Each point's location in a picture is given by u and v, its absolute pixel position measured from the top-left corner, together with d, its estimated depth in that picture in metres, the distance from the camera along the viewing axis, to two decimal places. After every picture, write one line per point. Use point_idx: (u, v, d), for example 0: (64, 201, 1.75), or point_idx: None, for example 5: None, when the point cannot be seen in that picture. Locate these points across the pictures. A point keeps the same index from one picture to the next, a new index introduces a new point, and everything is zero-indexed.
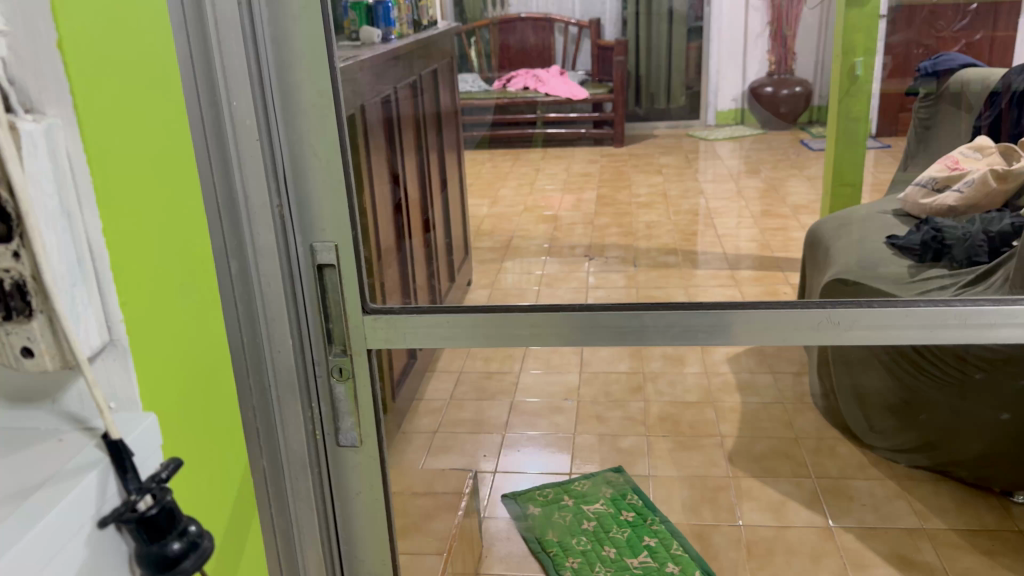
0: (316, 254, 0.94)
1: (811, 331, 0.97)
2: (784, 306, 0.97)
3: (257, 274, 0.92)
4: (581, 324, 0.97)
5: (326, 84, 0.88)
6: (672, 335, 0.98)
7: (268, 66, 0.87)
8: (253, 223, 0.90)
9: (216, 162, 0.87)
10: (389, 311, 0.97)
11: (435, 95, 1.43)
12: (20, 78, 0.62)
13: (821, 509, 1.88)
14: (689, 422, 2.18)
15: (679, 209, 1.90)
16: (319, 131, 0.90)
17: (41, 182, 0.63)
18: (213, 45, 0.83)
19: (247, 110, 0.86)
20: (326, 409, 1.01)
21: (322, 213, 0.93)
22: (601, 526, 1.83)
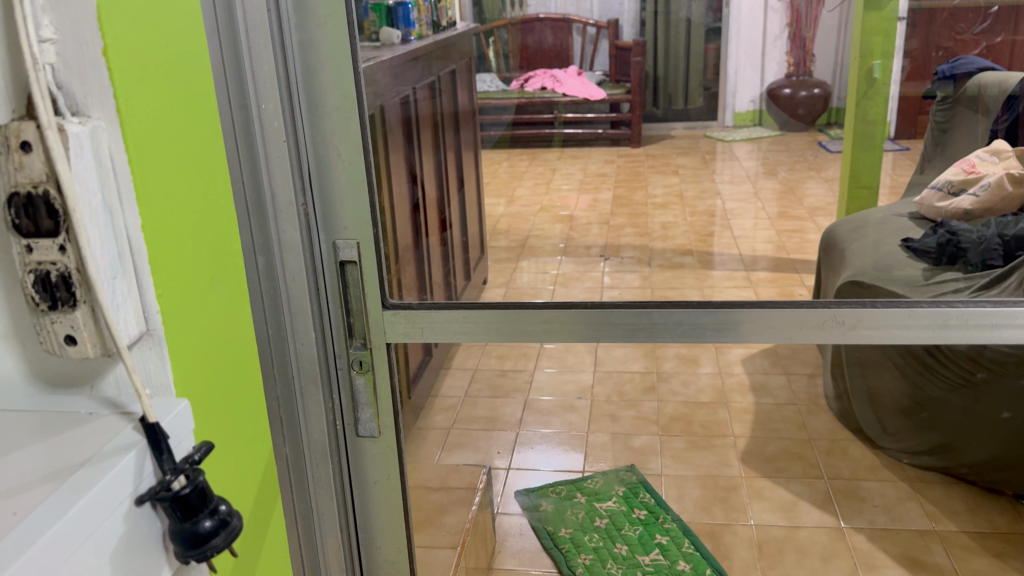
0: (339, 251, 0.98)
1: (821, 331, 1.00)
2: (788, 307, 1.00)
3: (282, 269, 0.96)
4: (592, 318, 1.00)
5: (351, 87, 0.91)
6: (681, 330, 1.00)
7: (295, 69, 0.91)
8: (280, 220, 0.95)
9: (244, 162, 0.91)
10: (408, 306, 1.00)
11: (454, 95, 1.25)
12: (67, 81, 0.65)
13: (831, 509, 1.94)
14: (701, 423, 2.19)
15: (695, 210, 1.33)
16: (343, 134, 0.93)
17: (85, 181, 0.65)
18: (243, 51, 0.88)
19: (275, 114, 0.90)
20: (346, 401, 1.05)
21: (345, 211, 0.96)
22: (613, 523, 1.88)
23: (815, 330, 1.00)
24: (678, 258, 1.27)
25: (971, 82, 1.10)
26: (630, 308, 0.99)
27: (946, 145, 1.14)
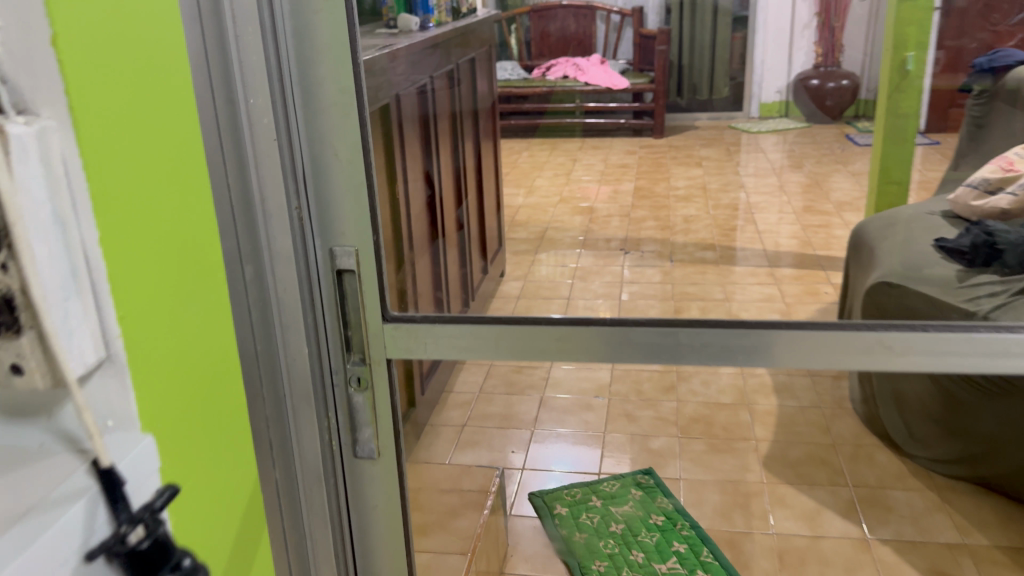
0: (336, 259, 0.92)
1: (861, 356, 0.90)
2: (829, 328, 0.90)
3: (272, 279, 0.90)
4: (612, 338, 0.92)
5: (348, 80, 0.85)
6: (705, 347, 0.92)
7: (289, 62, 0.85)
8: (270, 226, 0.88)
9: (233, 165, 0.84)
10: (410, 320, 0.94)
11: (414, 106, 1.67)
12: (11, 75, 0.58)
13: (857, 519, 1.82)
14: (722, 425, 2.12)
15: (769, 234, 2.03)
16: (341, 132, 0.87)
17: (30, 188, 0.58)
18: (231, 42, 0.81)
19: (265, 109, 0.84)
20: (341, 416, 0.99)
21: (344, 216, 0.90)
22: (630, 529, 1.80)
23: (858, 354, 0.90)
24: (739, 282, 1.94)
25: (1010, 73, 1.18)
26: (653, 325, 0.92)
27: (981, 141, 1.24)
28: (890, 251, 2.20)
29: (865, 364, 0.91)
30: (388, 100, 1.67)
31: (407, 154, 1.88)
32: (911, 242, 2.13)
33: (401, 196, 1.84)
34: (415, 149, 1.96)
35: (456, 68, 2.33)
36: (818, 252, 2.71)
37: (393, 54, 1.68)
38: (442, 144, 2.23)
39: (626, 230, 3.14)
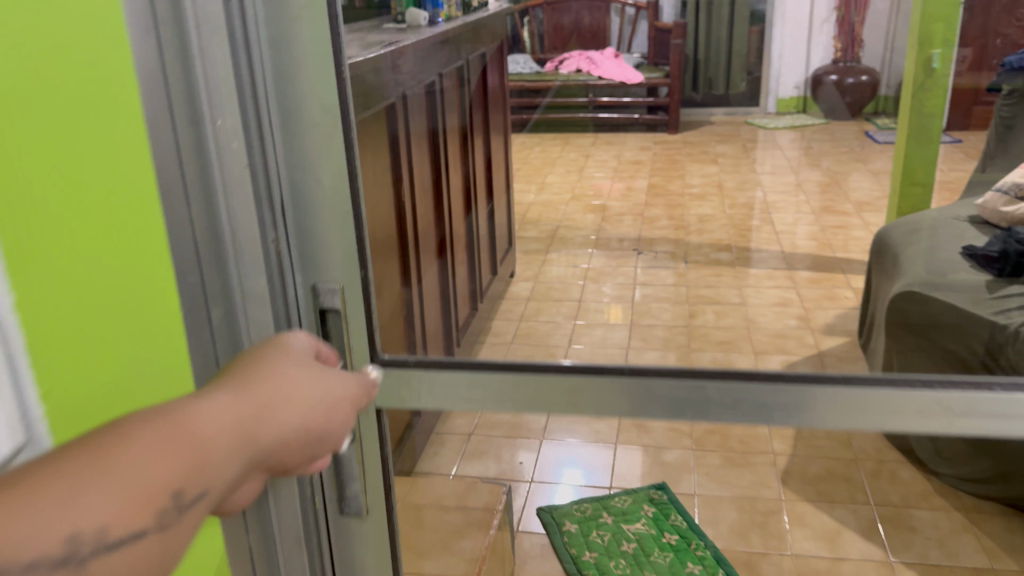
0: (320, 296, 0.74)
1: (925, 420, 0.73)
2: (887, 386, 0.73)
3: (246, 328, 0.70)
4: (636, 393, 0.76)
5: (335, 89, 0.69)
6: (738, 403, 0.75)
7: (260, 57, 0.66)
8: (243, 263, 0.68)
9: (196, 194, 0.64)
10: (404, 365, 0.78)
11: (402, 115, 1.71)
12: None
13: (879, 540, 1.73)
14: (738, 438, 2.04)
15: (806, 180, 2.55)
16: (329, 143, 0.70)
17: None
18: (194, 45, 0.61)
19: (233, 118, 0.64)
20: (327, 477, 0.81)
21: (331, 244, 0.73)
22: (642, 548, 1.74)
23: (919, 417, 0.73)
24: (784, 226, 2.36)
25: None
26: (681, 377, 0.76)
27: None
28: (912, 260, 2.08)
29: (924, 428, 0.74)
30: (394, 100, 1.64)
31: (416, 154, 1.85)
32: (936, 252, 2.02)
33: (409, 199, 1.81)
34: (424, 149, 1.92)
35: (467, 67, 2.30)
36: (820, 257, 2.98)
37: (401, 54, 1.65)
38: (453, 145, 2.19)
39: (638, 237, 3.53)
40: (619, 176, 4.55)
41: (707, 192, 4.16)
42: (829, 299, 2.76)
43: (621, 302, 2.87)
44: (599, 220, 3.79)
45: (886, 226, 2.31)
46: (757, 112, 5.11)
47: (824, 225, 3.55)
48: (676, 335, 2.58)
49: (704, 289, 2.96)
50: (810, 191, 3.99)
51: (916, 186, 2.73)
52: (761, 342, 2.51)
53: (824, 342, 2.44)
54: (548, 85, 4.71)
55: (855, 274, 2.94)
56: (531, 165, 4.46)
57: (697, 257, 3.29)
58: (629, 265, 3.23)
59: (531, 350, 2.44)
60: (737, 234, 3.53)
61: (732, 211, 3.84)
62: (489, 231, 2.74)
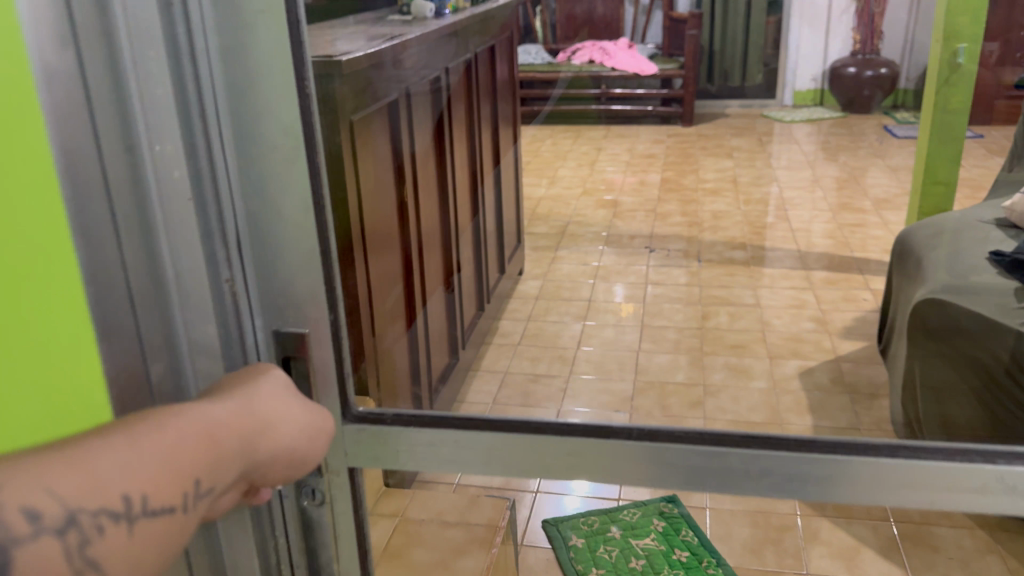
0: (282, 345, 0.67)
1: (979, 497, 0.62)
2: (939, 458, 0.62)
3: (193, 383, 0.63)
4: (646, 459, 0.67)
5: (297, 116, 0.61)
6: (758, 472, 0.66)
7: (210, 85, 0.59)
8: (190, 313, 0.61)
9: (132, 233, 0.57)
10: (380, 421, 0.70)
11: (405, 113, 1.66)
12: None
13: (898, 559, 1.67)
14: None
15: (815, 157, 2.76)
16: (290, 181, 0.62)
17: None
18: (128, 66, 0.54)
19: (175, 156, 0.57)
20: (296, 533, 0.74)
21: (297, 291, 0.65)
22: (651, 566, 1.68)
23: (973, 493, 0.62)
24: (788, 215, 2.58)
25: None
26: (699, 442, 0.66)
27: None
28: (937, 266, 1.96)
29: (981, 507, 0.63)
30: (394, 96, 1.58)
31: (420, 151, 1.78)
32: (959, 253, 1.90)
33: (411, 197, 1.75)
34: (429, 147, 1.86)
35: (475, 60, 2.23)
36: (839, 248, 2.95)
37: (405, 49, 1.60)
38: (459, 140, 2.13)
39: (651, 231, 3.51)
40: (631, 170, 4.45)
41: (722, 187, 4.08)
42: (846, 301, 2.69)
43: (631, 302, 2.80)
44: (610, 216, 3.72)
45: (909, 227, 2.20)
46: (773, 104, 5.08)
47: (842, 223, 3.46)
48: (688, 338, 2.51)
49: (718, 289, 2.88)
50: (827, 187, 3.90)
51: (938, 185, 2.67)
52: (775, 347, 2.43)
53: (841, 347, 2.39)
54: (556, 77, 4.79)
55: (873, 275, 2.86)
56: (542, 158, 4.38)
57: (711, 255, 3.21)
58: (640, 263, 3.16)
59: (538, 351, 2.42)
60: (752, 232, 3.44)
61: (747, 208, 3.76)
62: (497, 229, 2.67)
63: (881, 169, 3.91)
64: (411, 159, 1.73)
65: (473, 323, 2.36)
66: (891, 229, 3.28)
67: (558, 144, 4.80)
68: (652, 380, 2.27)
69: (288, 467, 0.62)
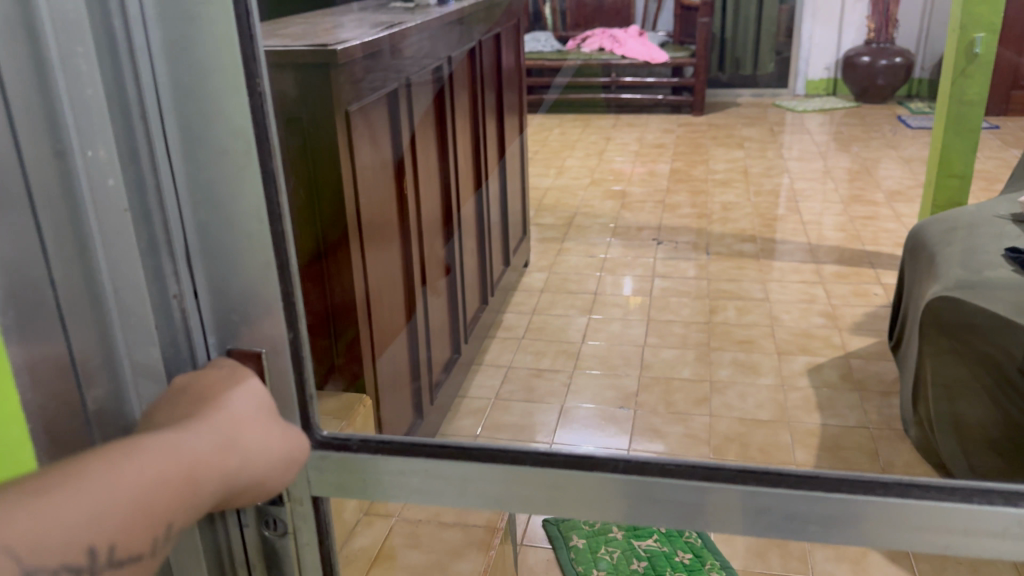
0: (236, 362, 0.64)
1: (996, 540, 0.59)
2: (955, 499, 0.59)
3: (138, 404, 0.60)
4: (631, 493, 0.64)
5: (246, 118, 0.57)
6: (751, 508, 0.62)
7: (147, 89, 0.55)
8: (132, 329, 0.58)
9: (64, 244, 0.53)
10: (345, 446, 0.67)
11: (408, 103, 1.63)
12: None
13: None
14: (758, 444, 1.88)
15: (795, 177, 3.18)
16: (241, 190, 0.59)
17: None
18: (55, 66, 0.50)
19: (111, 166, 0.54)
20: (256, 561, 0.71)
21: (250, 304, 0.62)
22: (653, 567, 1.69)
23: (990, 536, 0.59)
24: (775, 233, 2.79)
25: None
26: (688, 476, 0.63)
27: None
28: (949, 263, 1.88)
29: (998, 551, 0.59)
30: (395, 85, 1.55)
31: (421, 142, 1.75)
32: (978, 246, 1.84)
33: (412, 189, 1.71)
34: (430, 138, 1.82)
35: (480, 49, 2.19)
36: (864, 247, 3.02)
37: (405, 37, 1.57)
38: (462, 131, 2.09)
39: (661, 221, 3.49)
40: (640, 160, 4.40)
41: (732, 178, 4.02)
42: (857, 296, 2.64)
43: (638, 295, 2.76)
44: (618, 207, 3.68)
45: (922, 222, 2.13)
46: (785, 94, 5.31)
47: (853, 216, 3.40)
48: (694, 332, 2.47)
49: (726, 282, 2.83)
50: (838, 178, 3.85)
51: (954, 177, 2.60)
52: (783, 342, 2.39)
53: (850, 344, 2.35)
54: (564, 65, 4.79)
55: (884, 270, 2.82)
56: (550, 148, 4.48)
57: (720, 247, 3.16)
58: (648, 255, 3.12)
59: (542, 345, 2.41)
60: (761, 224, 3.39)
61: (757, 199, 3.71)
62: (502, 222, 2.64)
63: (894, 161, 3.86)
64: (414, 150, 1.70)
65: (476, 317, 2.32)
66: (903, 222, 3.23)
67: (567, 134, 4.78)
68: (657, 375, 2.24)
69: (260, 493, 0.59)
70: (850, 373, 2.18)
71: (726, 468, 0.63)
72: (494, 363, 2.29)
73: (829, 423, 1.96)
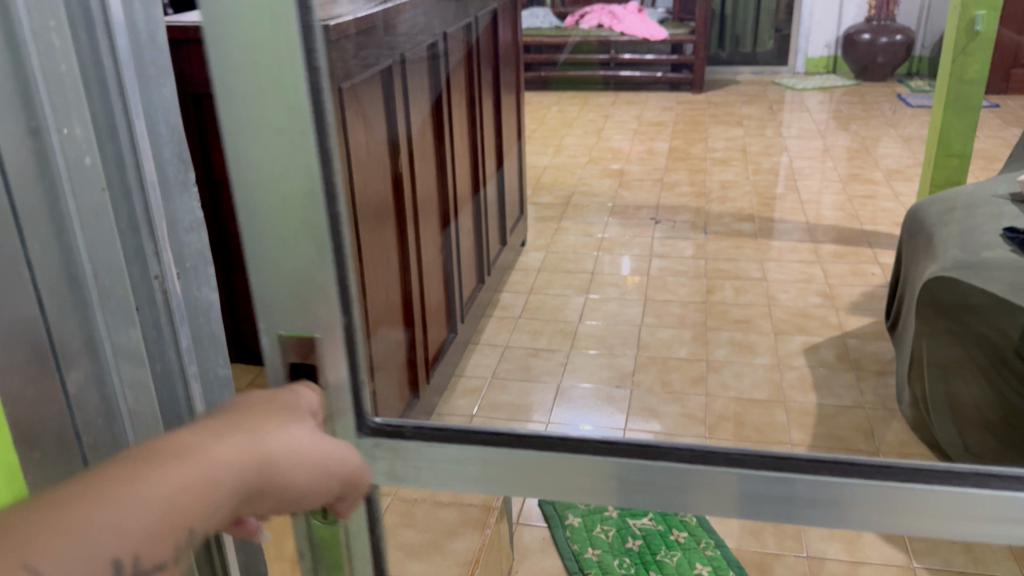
0: (286, 349, 0.63)
1: (1019, 527, 0.59)
2: (967, 484, 0.58)
3: (117, 383, 0.61)
4: (662, 479, 0.63)
5: (302, 94, 0.54)
6: (746, 492, 0.62)
7: (124, 72, 0.55)
8: (111, 309, 0.59)
9: (42, 224, 0.54)
10: (397, 434, 0.66)
11: (403, 81, 1.62)
12: None
13: None
14: (755, 425, 1.87)
15: (763, 168, 3.75)
16: (289, 173, 0.57)
17: None
18: (28, 39, 0.50)
19: (89, 148, 0.55)
20: (302, 550, 0.72)
21: (303, 289, 0.60)
22: (648, 546, 1.66)
23: (1018, 522, 0.59)
24: (746, 224, 3.13)
25: None
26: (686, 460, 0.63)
27: None
28: (946, 243, 1.84)
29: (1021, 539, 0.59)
30: (388, 62, 1.54)
31: (417, 118, 1.74)
32: (976, 224, 1.81)
33: (407, 166, 1.70)
34: (426, 115, 1.81)
35: (477, 24, 2.17)
36: (865, 227, 3.05)
37: (400, 11, 1.55)
38: (458, 108, 2.07)
39: (659, 199, 3.50)
40: (639, 138, 4.39)
41: (731, 156, 4.01)
42: (854, 276, 2.64)
43: (636, 274, 2.75)
44: (616, 185, 3.68)
45: (920, 202, 2.11)
46: (785, 73, 5.32)
47: (852, 195, 3.39)
48: (692, 312, 2.46)
49: (724, 262, 2.82)
50: (837, 157, 3.85)
51: (951, 157, 2.60)
52: (780, 322, 2.38)
53: (847, 323, 2.34)
54: (565, 41, 5.21)
55: (883, 249, 2.82)
56: (548, 126, 4.51)
57: (718, 226, 3.15)
58: (645, 234, 3.11)
59: (539, 324, 2.41)
60: (760, 203, 3.38)
61: (755, 177, 3.70)
62: (499, 200, 2.63)
63: (893, 140, 3.90)
64: (409, 131, 1.70)
65: (473, 296, 2.31)
66: (901, 202, 3.23)
67: (565, 112, 4.79)
68: (654, 355, 2.24)
69: (295, 504, 0.55)
70: (846, 352, 2.19)
71: (720, 453, 0.62)
72: (491, 342, 2.30)
73: (824, 403, 1.97)
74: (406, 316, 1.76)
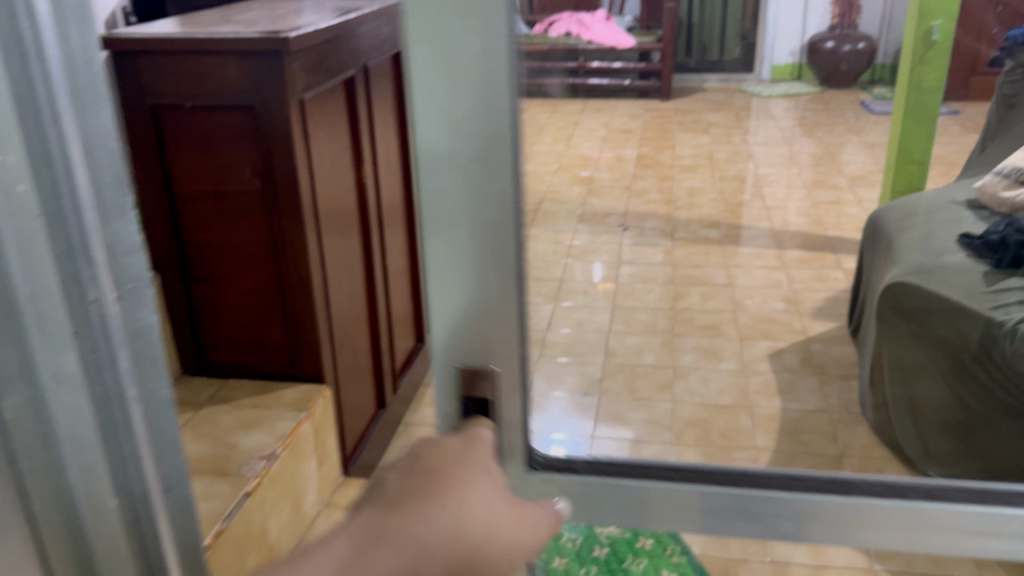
0: (469, 380, 0.63)
1: (1014, 542, 0.64)
2: (889, 496, 0.64)
3: (56, 401, 0.65)
4: (595, 493, 0.66)
5: (506, 118, 0.55)
6: (705, 508, 0.66)
7: (62, 109, 0.60)
8: (46, 330, 0.64)
9: None
10: (568, 470, 0.66)
11: (365, 89, 1.61)
12: None
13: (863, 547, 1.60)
14: (720, 430, 1.89)
15: (729, 175, 3.83)
16: (486, 209, 0.57)
17: None
18: None
19: (24, 182, 0.60)
20: None
21: (488, 320, 0.61)
22: (614, 554, 1.63)
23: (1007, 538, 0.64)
24: (713, 230, 3.17)
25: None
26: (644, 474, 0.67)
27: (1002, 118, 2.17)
28: (907, 247, 1.86)
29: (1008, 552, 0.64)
30: (352, 71, 1.54)
31: (380, 125, 1.74)
32: (934, 232, 1.84)
33: (371, 174, 1.69)
34: (390, 123, 1.81)
35: None
36: (828, 231, 3.12)
37: (362, 22, 1.55)
38: None
39: (628, 204, 3.54)
40: (608, 144, 4.44)
41: (698, 163, 4.06)
42: (818, 281, 2.68)
43: (605, 281, 2.77)
44: (585, 191, 3.72)
45: (881, 207, 2.13)
46: (751, 78, 5.44)
47: (816, 201, 3.45)
48: (659, 318, 2.48)
49: (690, 268, 2.85)
50: (802, 163, 3.93)
51: (911, 164, 2.64)
52: (746, 327, 2.40)
53: (811, 328, 2.37)
54: None
55: (845, 255, 2.88)
56: None
57: (685, 233, 3.19)
58: (613, 241, 3.13)
59: None
60: (727, 209, 3.42)
61: (722, 184, 3.74)
62: None
63: (856, 146, 4.02)
64: (371, 137, 1.68)
65: None
66: (864, 207, 3.30)
67: None
68: (622, 362, 2.25)
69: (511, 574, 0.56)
70: (809, 356, 2.22)
71: (676, 471, 0.67)
72: None
73: (788, 407, 1.99)
74: (371, 327, 1.75)
